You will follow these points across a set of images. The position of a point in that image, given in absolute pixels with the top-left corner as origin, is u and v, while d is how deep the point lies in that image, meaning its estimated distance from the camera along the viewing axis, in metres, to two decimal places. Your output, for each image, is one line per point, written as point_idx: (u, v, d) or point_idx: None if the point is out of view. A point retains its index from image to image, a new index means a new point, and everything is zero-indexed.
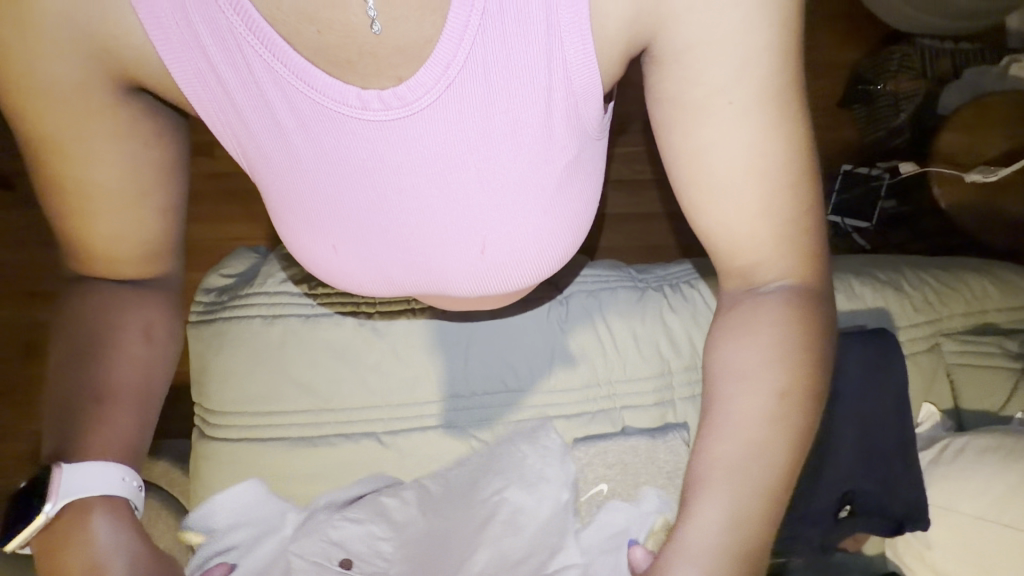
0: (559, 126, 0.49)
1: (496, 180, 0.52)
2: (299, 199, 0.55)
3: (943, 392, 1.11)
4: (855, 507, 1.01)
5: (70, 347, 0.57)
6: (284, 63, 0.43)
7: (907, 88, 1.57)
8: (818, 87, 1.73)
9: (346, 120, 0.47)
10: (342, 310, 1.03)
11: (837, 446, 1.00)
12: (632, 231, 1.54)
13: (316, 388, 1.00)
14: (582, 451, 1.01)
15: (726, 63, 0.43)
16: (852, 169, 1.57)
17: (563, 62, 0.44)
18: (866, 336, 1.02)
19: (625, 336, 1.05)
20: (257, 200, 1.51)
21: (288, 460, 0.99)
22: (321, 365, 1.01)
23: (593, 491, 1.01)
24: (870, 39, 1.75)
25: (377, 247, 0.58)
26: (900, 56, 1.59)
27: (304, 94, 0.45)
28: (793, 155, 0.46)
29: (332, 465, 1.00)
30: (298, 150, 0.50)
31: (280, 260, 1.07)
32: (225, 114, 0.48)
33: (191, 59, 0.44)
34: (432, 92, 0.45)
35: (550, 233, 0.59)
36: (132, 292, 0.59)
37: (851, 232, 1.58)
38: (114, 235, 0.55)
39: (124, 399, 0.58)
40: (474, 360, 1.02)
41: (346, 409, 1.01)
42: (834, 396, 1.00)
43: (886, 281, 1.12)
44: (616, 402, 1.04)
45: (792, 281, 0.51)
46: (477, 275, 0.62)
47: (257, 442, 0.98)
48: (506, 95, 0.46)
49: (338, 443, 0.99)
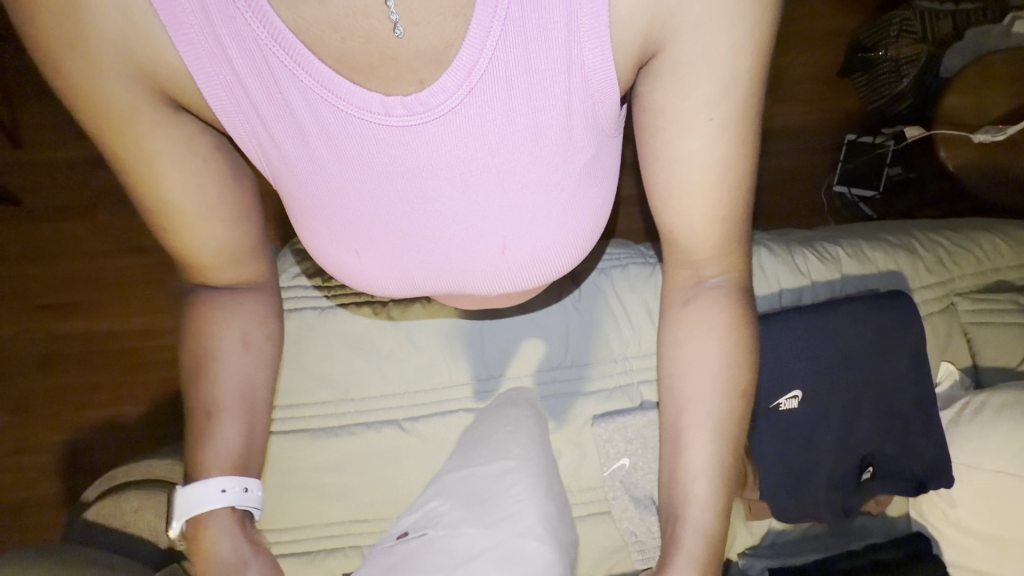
0: (578, 126, 0.51)
1: (515, 180, 0.54)
2: (321, 203, 0.58)
3: (960, 351, 1.11)
4: (876, 469, 1.02)
5: (192, 352, 0.70)
6: (310, 72, 0.46)
7: (909, 52, 1.54)
8: (817, 57, 1.74)
9: (370, 127, 0.50)
10: (357, 301, 1.02)
11: (855, 411, 0.99)
12: (637, 211, 1.54)
13: (335, 379, 1.01)
14: (602, 427, 1.01)
15: (713, 79, 0.47)
16: (856, 139, 1.64)
17: (582, 65, 0.46)
18: (882, 302, 1.00)
19: (638, 312, 1.05)
20: (267, 200, 1.53)
21: (309, 450, 0.99)
22: (341, 358, 1.02)
23: (615, 466, 1.01)
24: (867, 6, 1.75)
25: (398, 251, 0.61)
26: (901, 21, 1.55)
27: (326, 101, 0.48)
28: (744, 163, 0.52)
29: (350, 455, 1.00)
30: (322, 157, 0.53)
31: (292, 255, 1.08)
32: (251, 123, 0.52)
33: (219, 72, 0.48)
34: (454, 96, 0.48)
35: (570, 231, 0.61)
36: (231, 295, 0.70)
37: (857, 202, 1.63)
38: (197, 244, 0.63)
39: (231, 407, 0.71)
40: (490, 346, 1.02)
41: (366, 398, 1.01)
42: (853, 359, 0.99)
43: (897, 243, 1.11)
44: (633, 378, 1.04)
45: (730, 275, 0.61)
46: (496, 277, 0.65)
47: (279, 435, 0.99)
48: (529, 98, 0.48)
49: (359, 432, 1.00)
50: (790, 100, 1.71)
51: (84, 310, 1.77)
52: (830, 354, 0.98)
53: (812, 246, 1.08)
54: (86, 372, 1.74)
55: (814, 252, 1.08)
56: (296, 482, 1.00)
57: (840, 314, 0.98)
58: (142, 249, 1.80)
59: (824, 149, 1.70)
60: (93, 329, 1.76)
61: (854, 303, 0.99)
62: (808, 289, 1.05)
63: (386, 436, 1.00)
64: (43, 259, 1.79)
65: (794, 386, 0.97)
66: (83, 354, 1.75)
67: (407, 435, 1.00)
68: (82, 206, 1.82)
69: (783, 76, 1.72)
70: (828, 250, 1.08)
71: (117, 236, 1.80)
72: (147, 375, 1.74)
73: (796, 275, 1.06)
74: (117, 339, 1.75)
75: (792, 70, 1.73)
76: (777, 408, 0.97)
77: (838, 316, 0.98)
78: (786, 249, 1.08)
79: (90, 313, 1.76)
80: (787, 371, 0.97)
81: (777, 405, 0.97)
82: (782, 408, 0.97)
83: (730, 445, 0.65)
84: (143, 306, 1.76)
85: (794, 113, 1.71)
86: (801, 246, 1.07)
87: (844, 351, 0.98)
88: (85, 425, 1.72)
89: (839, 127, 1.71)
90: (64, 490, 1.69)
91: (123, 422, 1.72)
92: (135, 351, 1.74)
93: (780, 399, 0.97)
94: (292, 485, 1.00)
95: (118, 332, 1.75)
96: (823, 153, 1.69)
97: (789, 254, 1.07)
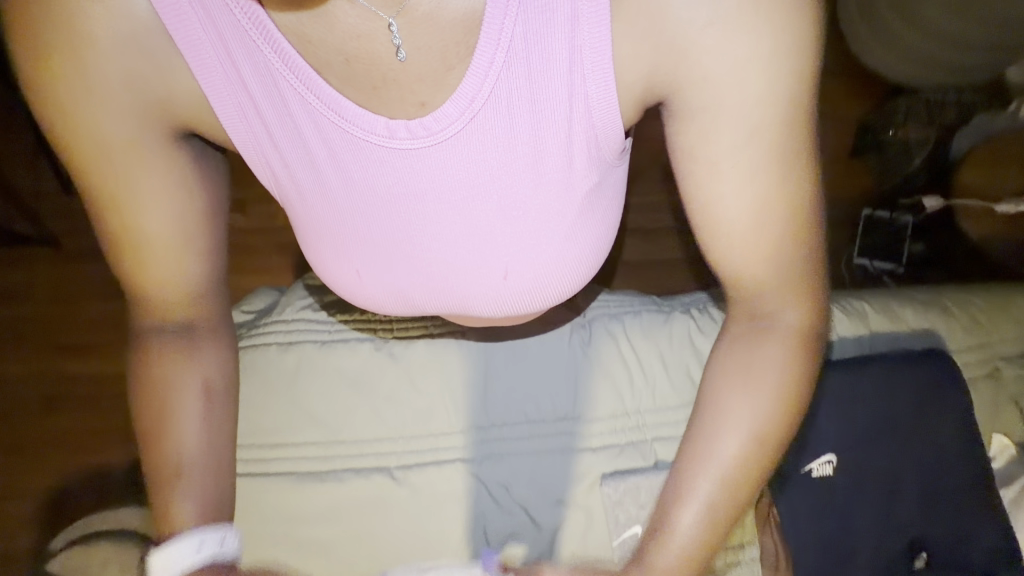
0: (579, 156, 0.51)
1: (516, 209, 0.55)
2: (328, 225, 0.58)
3: (1011, 422, 1.01)
4: (930, 556, 0.89)
5: (143, 398, 0.65)
6: (318, 95, 0.47)
7: (917, 136, 1.60)
8: (828, 137, 1.78)
9: (374, 150, 0.50)
10: (358, 335, 0.98)
11: (895, 483, 0.89)
12: (649, 275, 1.53)
13: (328, 420, 0.94)
14: (610, 487, 0.93)
15: (736, 129, 0.45)
16: (872, 214, 1.60)
17: (585, 96, 0.46)
18: (917, 362, 0.92)
19: (652, 362, 0.99)
20: (284, 248, 1.56)
21: (291, 493, 0.92)
22: (335, 395, 0.95)
23: (625, 535, 0.91)
24: (877, 90, 1.80)
25: (400, 272, 0.61)
26: (905, 107, 1.64)
27: (334, 125, 0.49)
28: (803, 205, 0.48)
29: (335, 503, 0.92)
30: (327, 179, 0.53)
31: (303, 288, 1.03)
32: (262, 145, 0.53)
33: (234, 95, 0.49)
34: (455, 124, 0.48)
35: (574, 256, 0.61)
36: (182, 338, 0.64)
37: (881, 275, 1.60)
38: (164, 279, 0.60)
39: (190, 474, 0.65)
40: (491, 391, 0.97)
41: (358, 441, 0.94)
42: (889, 425, 0.90)
43: (925, 302, 1.04)
44: (646, 435, 0.96)
45: (798, 312, 0.55)
46: (499, 303, 0.65)
47: (262, 478, 0.92)
48: (531, 126, 0.49)
49: (348, 479, 0.93)
50: None
51: (94, 353, 1.77)
52: (864, 418, 0.90)
53: (838, 301, 1.01)
54: (82, 414, 1.71)
55: (841, 308, 1.00)
56: (275, 533, 0.91)
57: (872, 373, 0.91)
58: None
59: (840, 221, 1.69)
60: (99, 370, 1.75)
61: (885, 365, 0.91)
62: (834, 347, 0.98)
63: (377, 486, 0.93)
64: (65, 298, 1.83)
65: (828, 450, 0.89)
66: (84, 395, 1.73)
67: (397, 485, 0.93)
68: None
69: None
70: (853, 306, 1.02)
71: None
72: None
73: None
74: (119, 381, 1.73)
75: None
76: (810, 475, 0.89)
77: (866, 378, 0.90)
78: None
79: (99, 354, 1.77)
80: (817, 433, 0.89)
81: (808, 471, 0.89)
82: (814, 474, 0.89)
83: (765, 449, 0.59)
84: None
85: None
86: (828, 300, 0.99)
87: (879, 416, 0.90)
88: (71, 471, 1.66)
89: (854, 202, 1.71)
90: (36, 542, 1.60)
91: (111, 467, 1.67)
92: None
93: (811, 465, 0.89)
94: (268, 535, 0.91)
95: (121, 374, 1.74)
96: (840, 225, 1.68)
97: None
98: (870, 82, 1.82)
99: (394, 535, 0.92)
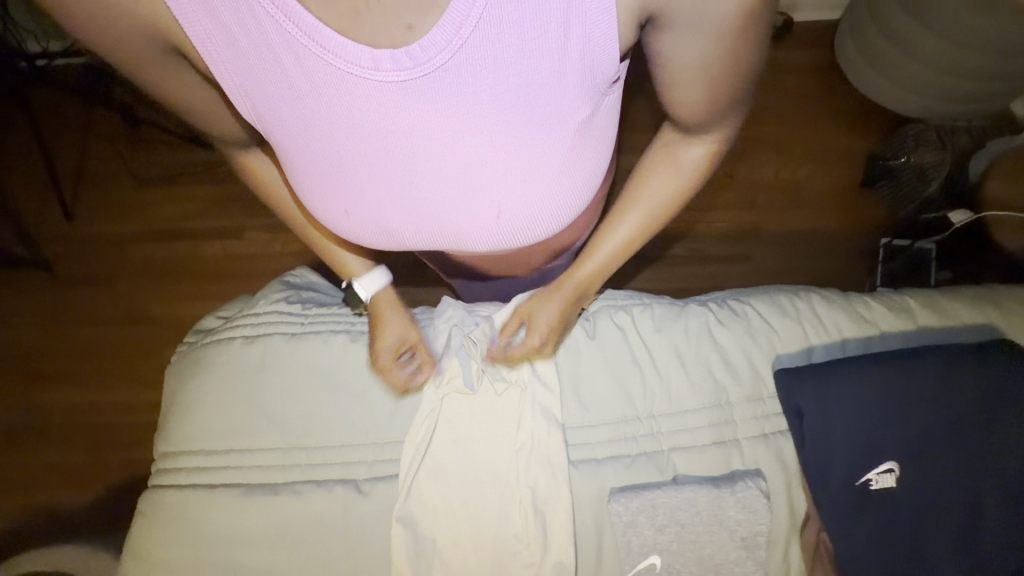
0: (572, 87, 0.46)
1: (510, 144, 0.51)
2: (313, 161, 0.55)
3: None
4: None
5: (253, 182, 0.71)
6: (297, 24, 0.41)
7: (931, 160, 1.55)
8: (840, 167, 1.73)
9: (359, 83, 0.45)
10: (331, 326, 0.87)
11: (971, 506, 0.74)
12: None
13: (289, 421, 0.81)
14: (621, 505, 0.76)
15: (704, 34, 0.43)
16: (889, 242, 1.51)
17: (583, 19, 0.41)
18: (978, 353, 0.78)
19: (667, 358, 0.84)
20: None
21: (240, 511, 0.78)
22: (299, 392, 0.83)
23: (643, 565, 0.76)
24: (886, 121, 1.77)
25: (388, 210, 0.58)
26: (915, 132, 1.61)
27: (315, 56, 0.43)
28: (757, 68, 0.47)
29: (288, 524, 0.77)
30: (311, 113, 0.49)
31: (281, 283, 0.95)
32: (237, 75, 0.48)
33: (202, 21, 0.43)
34: (444, 54, 0.42)
35: (564, 195, 0.60)
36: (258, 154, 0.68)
37: None
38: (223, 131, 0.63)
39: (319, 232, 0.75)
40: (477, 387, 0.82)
41: (323, 447, 0.80)
42: (954, 432, 0.76)
43: (979, 293, 0.89)
44: (662, 444, 0.80)
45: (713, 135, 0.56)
46: (495, 239, 0.63)
47: (209, 490, 0.79)
48: (522, 55, 0.43)
49: (306, 492, 0.78)
50: (813, 206, 1.68)
51: (63, 379, 1.65)
52: (921, 423, 0.76)
53: (871, 294, 0.91)
54: (43, 447, 1.57)
55: (878, 299, 0.90)
56: (219, 558, 0.77)
57: (926, 368, 0.78)
58: (132, 317, 1.70)
59: (858, 253, 1.62)
60: (65, 399, 1.62)
61: (942, 359, 0.78)
62: (874, 343, 0.86)
63: (340, 502, 0.78)
64: (38, 320, 1.73)
65: (886, 457, 0.76)
66: (49, 425, 1.60)
67: (365, 501, 0.78)
68: (82, 261, 1.79)
69: (807, 183, 1.71)
70: (891, 298, 0.90)
71: (111, 297, 1.73)
72: (108, 454, 1.55)
73: (859, 323, 0.87)
74: (87, 411, 1.60)
75: (813, 176, 1.72)
76: (868, 487, 0.76)
77: (919, 374, 0.77)
78: (839, 292, 0.91)
79: (68, 381, 1.64)
80: (868, 439, 0.76)
81: (867, 483, 0.76)
82: (875, 486, 0.76)
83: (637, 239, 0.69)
84: (121, 375, 1.64)
85: (819, 218, 1.67)
86: (857, 292, 0.91)
87: (939, 420, 0.76)
88: (23, 511, 1.50)
89: (869, 233, 1.64)
90: None
91: (66, 507, 1.50)
92: (103, 428, 1.58)
93: (870, 475, 0.76)
94: (211, 560, 0.76)
95: (89, 403, 1.61)
96: (857, 258, 1.62)
97: (845, 297, 0.90)
98: (878, 113, 1.78)
99: (360, 560, 0.77)
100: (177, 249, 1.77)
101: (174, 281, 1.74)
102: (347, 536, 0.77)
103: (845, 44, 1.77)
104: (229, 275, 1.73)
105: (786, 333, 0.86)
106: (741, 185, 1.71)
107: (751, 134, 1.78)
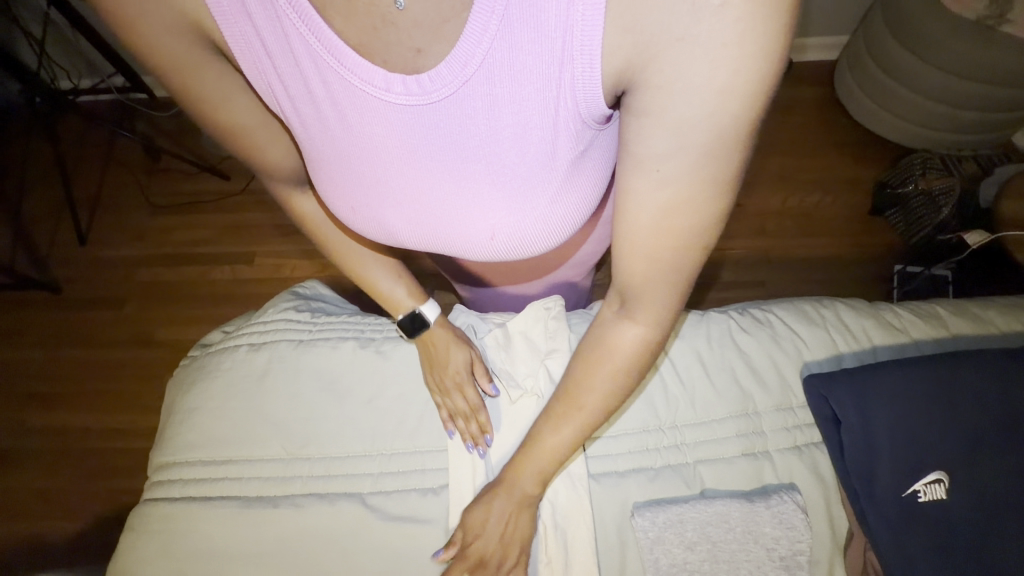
0: (561, 127, 0.42)
1: (504, 172, 0.47)
2: (330, 164, 0.53)
3: None
4: None
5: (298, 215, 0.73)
6: (319, 38, 0.40)
7: (940, 185, 1.53)
8: (848, 195, 1.74)
9: (370, 100, 0.43)
10: (342, 334, 0.85)
11: None
12: None
13: (295, 429, 0.78)
14: (646, 520, 0.71)
15: (664, 136, 0.36)
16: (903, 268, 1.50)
17: (569, 61, 0.36)
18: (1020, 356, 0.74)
19: (689, 367, 0.81)
20: None
21: (236, 526, 0.73)
22: (306, 400, 0.79)
23: None
24: (891, 152, 1.79)
25: (399, 221, 0.56)
26: (920, 162, 1.59)
27: (335, 71, 0.42)
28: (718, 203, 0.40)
29: (287, 539, 0.72)
30: (329, 123, 0.48)
31: (291, 293, 0.94)
32: (267, 76, 0.47)
33: (238, 23, 0.43)
34: (451, 86, 0.40)
35: (558, 224, 0.54)
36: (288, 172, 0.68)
37: None
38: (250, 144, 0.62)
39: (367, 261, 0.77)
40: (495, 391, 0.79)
41: (328, 459, 0.76)
42: (1012, 440, 0.70)
43: (1009, 305, 0.86)
44: (688, 456, 0.76)
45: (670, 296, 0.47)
46: (495, 255, 0.59)
47: (205, 502, 0.75)
48: (515, 92, 0.40)
49: (307, 505, 0.73)
50: (823, 232, 1.68)
51: (59, 400, 1.61)
52: (971, 431, 0.72)
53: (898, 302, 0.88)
54: (32, 474, 1.51)
55: (905, 308, 0.88)
56: None
57: (969, 372, 0.74)
58: (136, 338, 1.69)
59: (872, 278, 1.60)
60: (59, 422, 1.58)
61: (983, 365, 0.74)
62: (907, 350, 0.83)
63: (345, 515, 0.73)
64: (40, 339, 1.71)
65: (934, 467, 0.71)
66: (39, 448, 1.55)
67: (371, 517, 0.73)
68: (89, 282, 1.79)
69: (815, 210, 1.72)
70: (920, 306, 0.87)
71: (116, 318, 1.72)
72: (98, 480, 1.49)
73: (889, 330, 0.85)
74: (81, 435, 1.55)
75: (821, 204, 1.73)
76: (916, 499, 0.71)
77: (960, 381, 0.74)
78: (866, 302, 0.89)
79: (64, 404, 1.60)
80: (913, 450, 0.72)
81: (914, 495, 0.71)
82: (924, 499, 0.71)
83: (593, 389, 0.59)
84: (119, 398, 1.60)
85: (829, 244, 1.66)
86: (885, 301, 0.88)
87: (992, 427, 0.71)
88: (5, 541, 1.43)
89: (882, 259, 1.63)
90: None
91: (49, 536, 1.43)
92: (96, 452, 1.53)
93: (917, 487, 0.71)
94: None
95: (84, 427, 1.57)
96: (871, 283, 1.59)
97: (872, 306, 0.88)
98: (882, 145, 1.81)
99: None
100: (185, 272, 1.78)
101: (179, 302, 1.73)
102: (349, 556, 0.71)
103: (847, 80, 1.82)
104: (235, 298, 1.72)
105: (811, 341, 0.84)
106: (749, 213, 1.72)
107: (756, 165, 1.80)
